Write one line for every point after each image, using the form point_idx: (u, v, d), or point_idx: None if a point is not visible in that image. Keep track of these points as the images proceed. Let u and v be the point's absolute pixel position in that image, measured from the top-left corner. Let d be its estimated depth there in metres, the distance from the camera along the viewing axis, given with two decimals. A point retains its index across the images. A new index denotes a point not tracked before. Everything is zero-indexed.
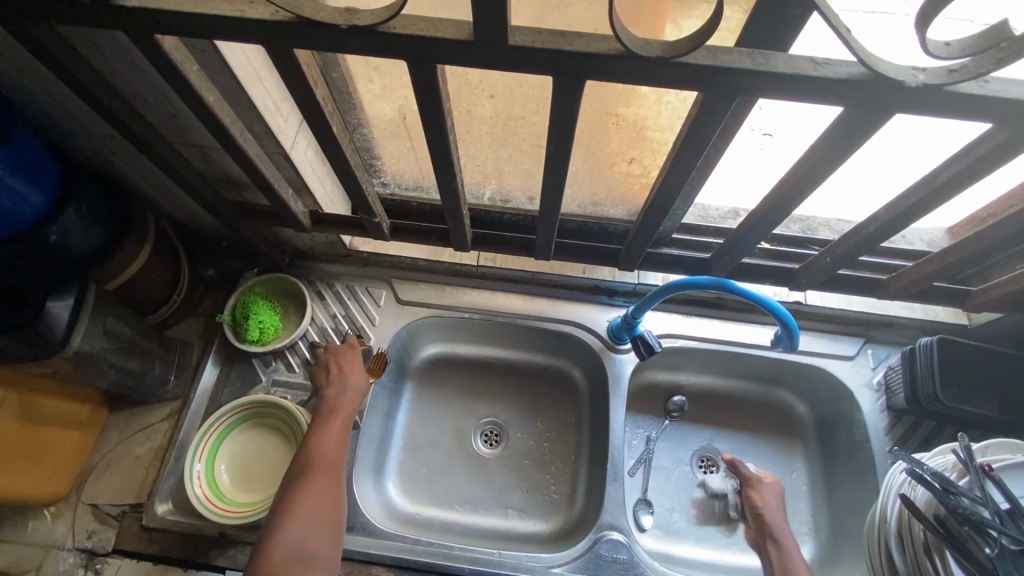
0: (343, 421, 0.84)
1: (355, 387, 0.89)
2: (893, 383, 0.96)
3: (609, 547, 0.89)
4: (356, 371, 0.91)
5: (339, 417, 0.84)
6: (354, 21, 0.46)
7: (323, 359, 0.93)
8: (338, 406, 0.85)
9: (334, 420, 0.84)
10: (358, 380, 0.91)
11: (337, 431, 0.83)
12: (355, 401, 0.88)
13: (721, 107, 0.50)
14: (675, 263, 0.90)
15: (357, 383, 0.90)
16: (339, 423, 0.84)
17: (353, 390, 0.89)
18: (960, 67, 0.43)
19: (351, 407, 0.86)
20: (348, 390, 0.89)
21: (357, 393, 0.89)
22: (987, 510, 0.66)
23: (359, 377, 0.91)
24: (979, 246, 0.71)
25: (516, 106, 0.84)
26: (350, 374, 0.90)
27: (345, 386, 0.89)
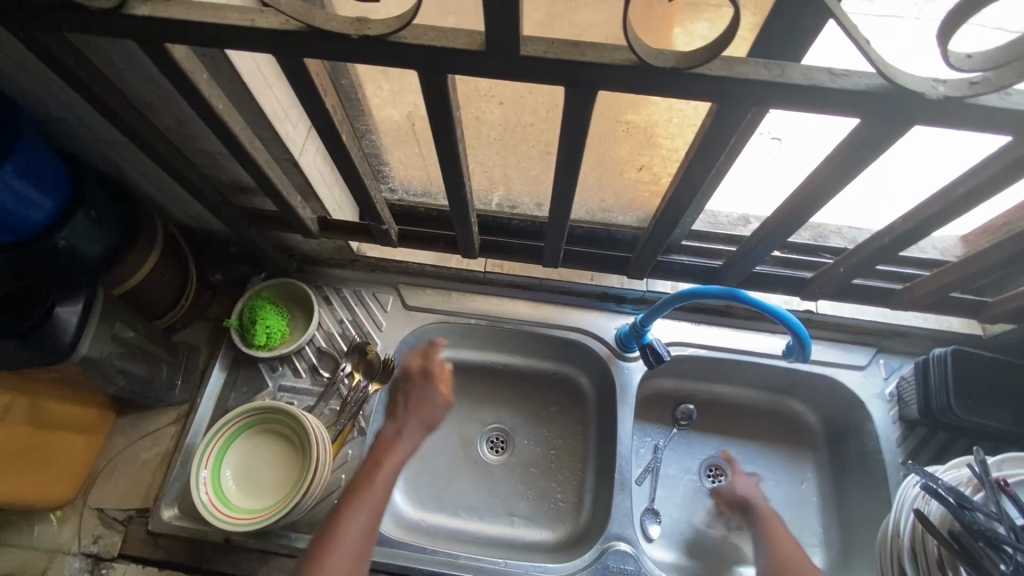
0: (390, 470, 0.79)
1: (418, 425, 0.84)
2: (905, 394, 0.95)
3: (617, 557, 0.88)
4: (428, 403, 0.86)
5: (390, 465, 0.79)
6: (365, 31, 0.46)
7: (404, 378, 0.89)
8: (390, 451, 0.80)
9: (382, 468, 0.79)
10: (427, 419, 0.85)
11: (383, 481, 0.77)
12: (411, 444, 0.82)
13: (736, 118, 0.49)
14: (684, 271, 0.90)
15: (422, 421, 0.85)
16: (383, 471, 0.78)
17: (417, 431, 0.84)
18: (982, 80, 0.42)
19: (402, 454, 0.81)
20: (411, 431, 0.83)
21: (415, 428, 0.84)
22: (1002, 526, 0.65)
23: (429, 412, 0.86)
24: (996, 258, 0.70)
25: (525, 113, 0.79)
26: (416, 409, 0.85)
27: (407, 425, 0.84)
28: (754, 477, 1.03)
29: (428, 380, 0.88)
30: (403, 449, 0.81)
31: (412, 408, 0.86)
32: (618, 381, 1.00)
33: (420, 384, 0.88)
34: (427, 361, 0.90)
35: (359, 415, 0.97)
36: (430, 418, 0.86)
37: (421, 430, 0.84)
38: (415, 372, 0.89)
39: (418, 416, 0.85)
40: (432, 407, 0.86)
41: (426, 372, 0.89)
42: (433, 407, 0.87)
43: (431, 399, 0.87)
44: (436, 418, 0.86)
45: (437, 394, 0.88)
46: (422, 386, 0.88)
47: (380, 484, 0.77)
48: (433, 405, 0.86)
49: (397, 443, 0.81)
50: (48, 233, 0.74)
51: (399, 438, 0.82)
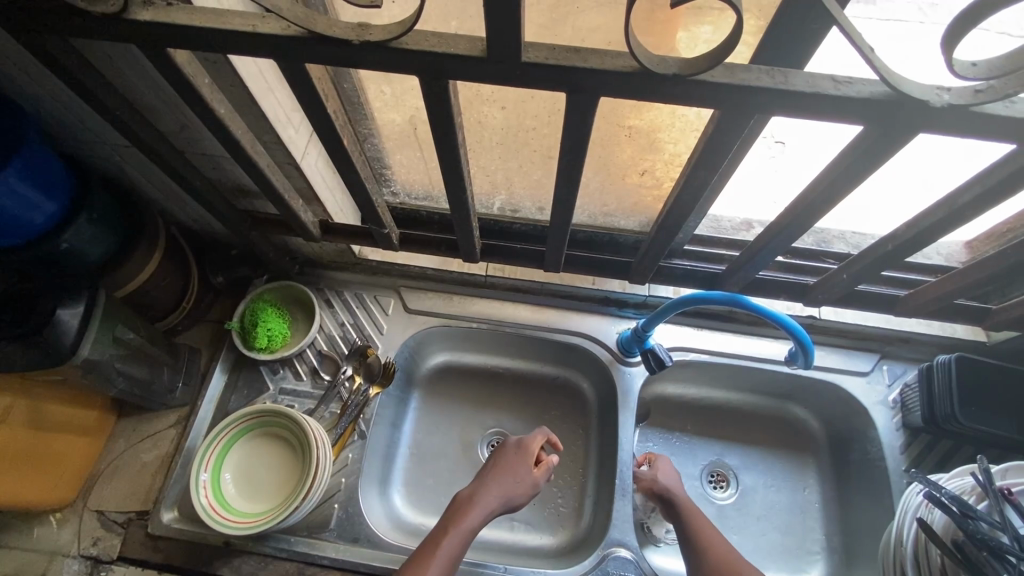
0: (463, 535, 0.77)
1: (502, 492, 0.83)
2: (909, 401, 0.94)
3: (617, 564, 0.87)
4: (519, 475, 0.85)
5: (464, 530, 0.77)
6: (366, 37, 0.46)
7: (506, 447, 0.90)
8: (467, 513, 0.79)
9: (454, 529, 0.77)
10: (512, 489, 0.84)
11: (454, 545, 0.76)
12: (488, 512, 0.81)
13: (738, 124, 0.49)
14: (688, 276, 0.89)
15: (507, 492, 0.83)
16: (454, 533, 0.77)
17: (502, 503, 0.82)
18: (987, 87, 0.42)
19: (477, 520, 0.79)
20: (492, 497, 0.82)
21: (500, 499, 0.82)
22: (1006, 535, 0.65)
23: (517, 485, 0.85)
24: (1001, 265, 0.69)
25: (528, 117, 0.79)
26: (504, 478, 0.85)
27: (490, 490, 0.83)
28: (756, 484, 1.02)
29: (529, 455, 0.88)
30: (480, 514, 0.80)
31: (504, 473, 0.85)
32: (620, 386, 1.00)
33: (520, 456, 0.88)
34: (531, 440, 0.90)
35: (360, 418, 0.97)
36: (515, 492, 0.84)
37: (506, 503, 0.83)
38: (520, 445, 0.89)
39: (505, 486, 0.84)
40: (520, 482, 0.85)
41: (528, 449, 0.89)
42: (522, 483, 0.85)
43: (524, 475, 0.86)
44: (521, 496, 0.85)
45: (533, 475, 0.86)
46: (516, 458, 0.87)
47: (448, 547, 0.75)
48: (524, 481, 0.85)
49: (474, 506, 0.80)
50: (50, 235, 0.74)
51: (477, 501, 0.81)
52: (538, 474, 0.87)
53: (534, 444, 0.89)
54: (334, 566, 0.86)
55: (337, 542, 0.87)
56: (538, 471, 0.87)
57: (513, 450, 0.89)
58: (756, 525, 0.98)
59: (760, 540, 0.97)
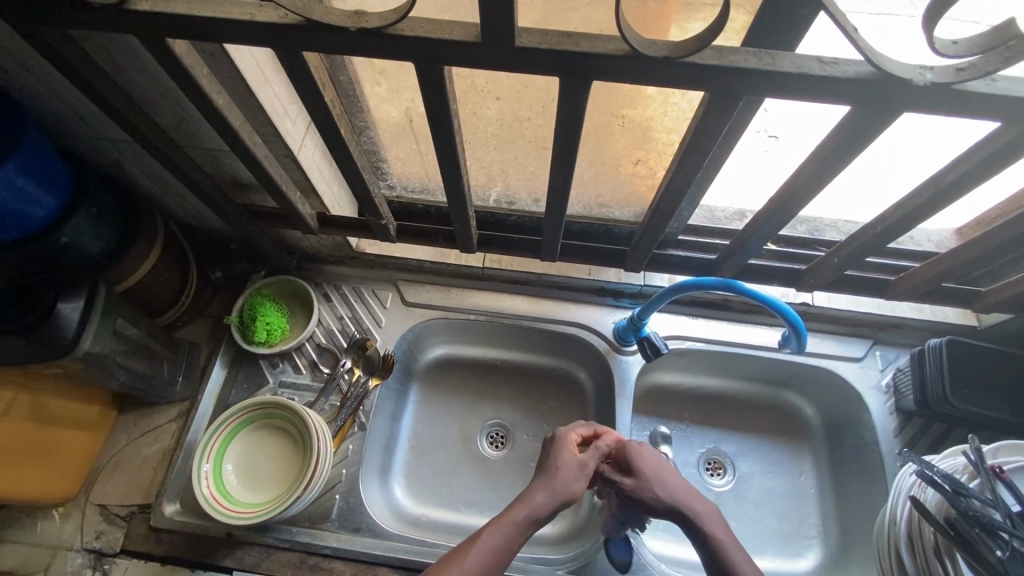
0: (512, 528, 0.67)
1: (550, 484, 0.72)
2: (902, 385, 0.96)
3: (616, 549, 0.88)
4: (565, 465, 0.75)
5: (513, 522, 0.68)
6: (363, 24, 0.47)
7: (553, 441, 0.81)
8: (512, 507, 0.70)
9: (494, 521, 0.68)
10: (562, 483, 0.73)
11: (499, 539, 0.66)
12: (539, 509, 0.70)
13: (728, 107, 0.50)
14: (682, 265, 0.91)
15: (557, 485, 0.72)
16: (493, 527, 0.67)
17: (559, 494, 0.71)
18: (968, 66, 0.43)
19: (525, 515, 0.69)
20: (539, 490, 0.72)
21: (550, 490, 0.72)
22: (998, 512, 0.66)
23: (563, 475, 0.73)
24: (989, 246, 0.71)
25: (522, 108, 0.80)
26: (551, 474, 0.74)
27: (536, 486, 0.72)
28: (753, 470, 1.03)
29: (570, 442, 0.78)
30: (527, 508, 0.69)
31: (550, 469, 0.75)
32: (617, 377, 1.01)
33: (563, 450, 0.77)
34: (567, 431, 0.80)
35: (360, 410, 0.97)
36: (564, 484, 0.73)
37: (562, 496, 0.72)
38: (559, 436, 0.79)
39: (551, 478, 0.73)
40: (568, 472, 0.74)
41: (570, 439, 0.79)
42: (569, 472, 0.74)
43: (573, 463, 0.75)
44: (573, 487, 0.73)
45: (582, 463, 0.75)
46: (560, 453, 0.77)
47: (491, 541, 0.66)
48: (572, 468, 0.74)
49: (521, 503, 0.70)
50: (51, 230, 0.75)
51: (524, 497, 0.71)
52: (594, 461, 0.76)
53: (571, 432, 0.80)
54: (336, 555, 0.87)
55: (338, 532, 0.88)
56: (587, 457, 0.76)
57: (552, 445, 0.79)
58: (753, 511, 0.99)
59: (757, 525, 0.98)
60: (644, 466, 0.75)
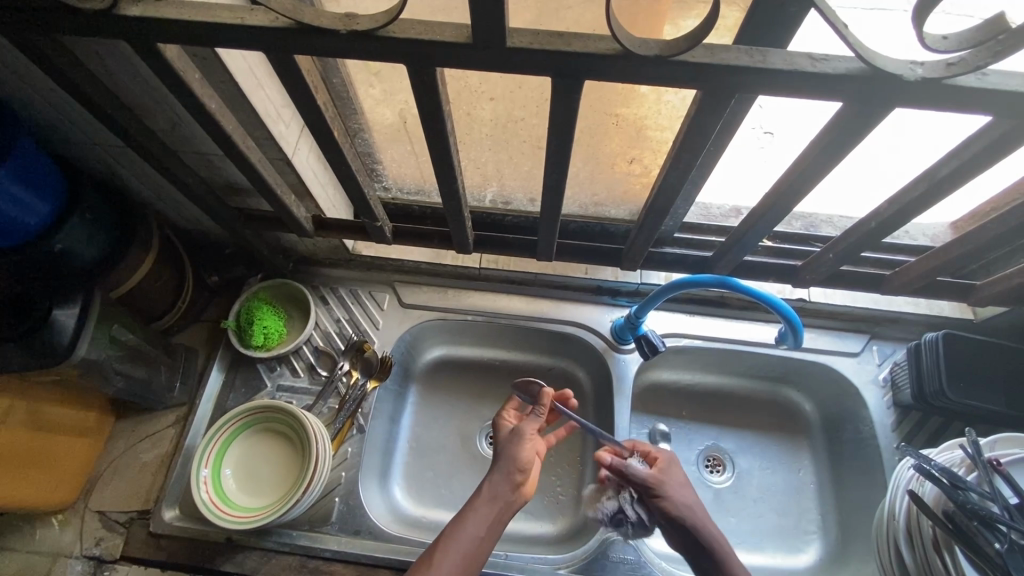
0: (477, 514, 0.73)
1: (500, 465, 0.79)
2: (899, 379, 0.96)
3: (616, 548, 0.88)
4: (506, 443, 0.82)
5: (476, 510, 0.74)
6: (354, 26, 0.47)
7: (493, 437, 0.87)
8: (471, 498, 0.76)
9: (464, 511, 0.74)
10: (507, 456, 0.79)
11: (468, 528, 0.72)
12: (492, 490, 0.76)
13: (721, 105, 0.50)
14: (679, 262, 0.89)
15: (504, 464, 0.79)
16: (464, 517, 0.73)
17: (514, 469, 0.78)
18: (959, 61, 0.43)
19: (484, 500, 0.75)
20: (492, 474, 0.78)
21: (501, 470, 0.78)
22: (997, 505, 0.66)
23: (506, 453, 0.80)
24: (983, 240, 0.71)
25: (518, 108, 0.83)
26: (499, 457, 0.80)
27: (490, 473, 0.79)
28: (752, 467, 1.03)
29: (507, 424, 0.85)
30: (483, 493, 0.76)
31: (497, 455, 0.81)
32: (619, 376, 1.01)
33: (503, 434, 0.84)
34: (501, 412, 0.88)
35: (358, 413, 0.97)
36: (509, 456, 0.80)
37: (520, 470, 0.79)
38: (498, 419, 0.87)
39: (498, 459, 0.80)
40: (510, 449, 0.81)
41: (504, 421, 0.86)
42: (513, 446, 0.81)
43: (508, 437, 0.82)
44: (522, 455, 0.80)
45: (518, 434, 0.82)
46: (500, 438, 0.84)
47: (462, 535, 0.71)
48: (510, 442, 0.82)
49: (480, 491, 0.76)
50: (45, 236, 0.74)
51: (481, 485, 0.77)
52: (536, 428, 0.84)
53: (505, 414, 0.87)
54: (336, 559, 0.87)
55: (338, 535, 0.88)
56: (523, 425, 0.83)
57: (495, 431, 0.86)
58: (753, 507, 0.99)
59: (756, 521, 0.98)
60: (669, 474, 0.81)
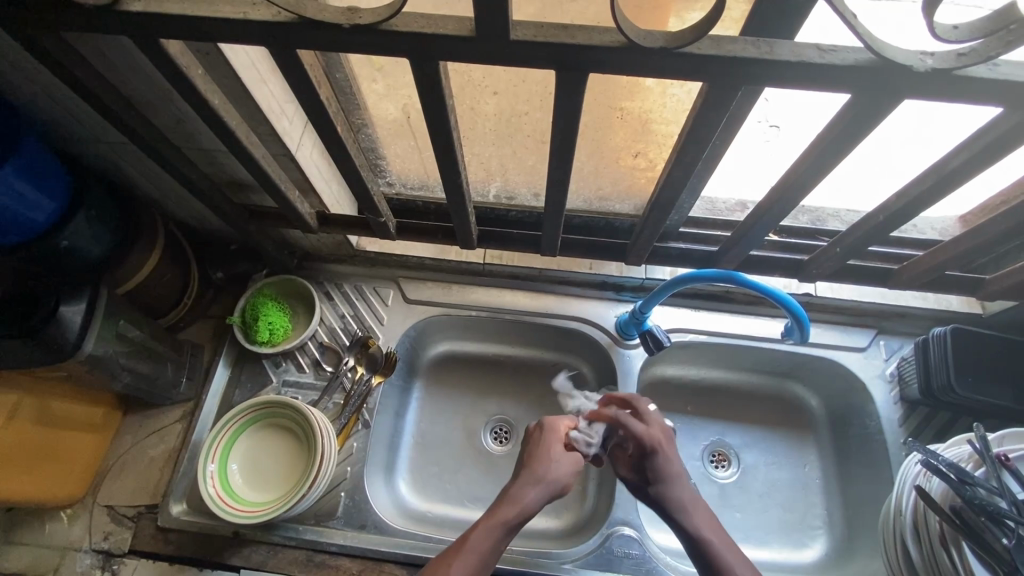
0: (503, 525, 0.71)
1: (543, 481, 0.76)
2: (906, 374, 0.95)
3: (621, 542, 0.88)
4: (551, 458, 0.79)
5: (507, 521, 0.71)
6: (356, 20, 0.46)
7: (534, 437, 0.84)
8: (503, 506, 0.73)
9: (489, 520, 0.71)
10: (554, 477, 0.77)
11: (491, 540, 0.69)
12: (531, 506, 0.73)
13: (726, 96, 0.50)
14: (684, 257, 0.90)
15: (548, 481, 0.76)
16: (487, 526, 0.70)
17: (554, 487, 0.76)
18: (969, 51, 0.42)
19: (519, 514, 0.72)
20: (529, 487, 0.75)
21: (544, 483, 0.75)
22: (1004, 500, 0.66)
23: (551, 468, 0.77)
24: (993, 233, 0.70)
25: (520, 102, 0.80)
26: (543, 470, 0.77)
27: (528, 483, 0.75)
28: (757, 462, 1.03)
29: (556, 440, 0.81)
30: (522, 506, 0.73)
31: (540, 465, 0.78)
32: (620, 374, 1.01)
33: (550, 450, 0.80)
34: (556, 428, 0.83)
35: (364, 408, 0.97)
36: (556, 477, 0.77)
37: (557, 490, 0.76)
38: (546, 431, 0.82)
39: (543, 471, 0.77)
40: (557, 465, 0.78)
41: (554, 435, 0.82)
42: (560, 465, 0.78)
43: (558, 454, 0.79)
44: (564, 478, 0.77)
45: (568, 458, 0.79)
46: (547, 451, 0.80)
47: (480, 547, 0.68)
48: (560, 461, 0.79)
49: (513, 501, 0.73)
50: (51, 233, 0.75)
51: (515, 494, 0.74)
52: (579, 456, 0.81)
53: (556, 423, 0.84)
54: (343, 553, 0.87)
55: (344, 529, 0.89)
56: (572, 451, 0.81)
57: (542, 439, 0.82)
58: (758, 502, 0.99)
59: (762, 516, 0.98)
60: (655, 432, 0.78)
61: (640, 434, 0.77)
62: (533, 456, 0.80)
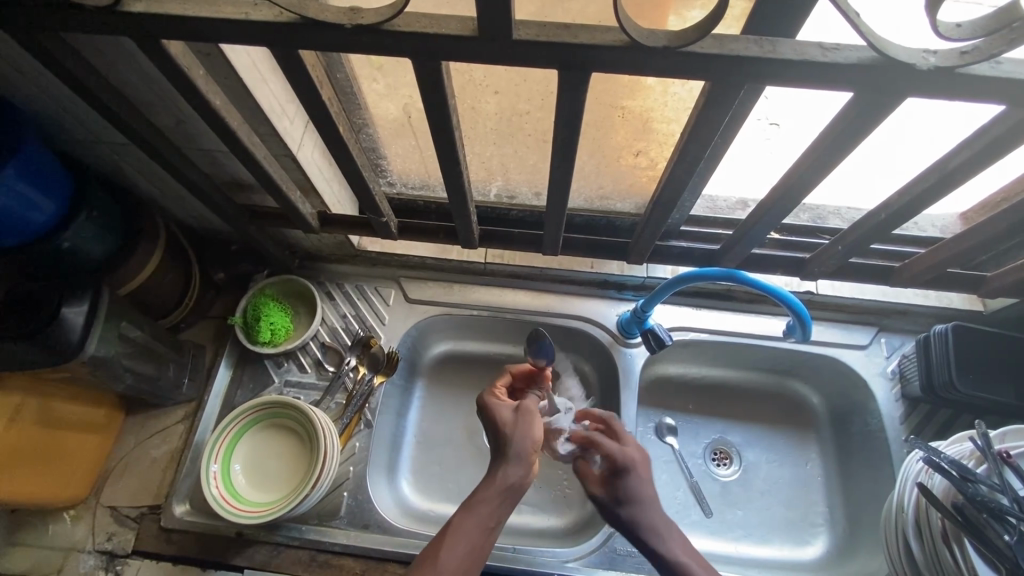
0: (486, 505, 0.72)
1: (511, 454, 0.76)
2: (907, 371, 0.96)
3: (623, 540, 0.88)
4: (512, 427, 0.78)
5: (491, 495, 0.73)
6: (358, 20, 0.46)
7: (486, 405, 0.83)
8: (481, 486, 0.74)
9: (470, 502, 0.72)
10: (523, 440, 0.77)
11: (477, 521, 0.71)
12: (508, 480, 0.74)
13: (729, 94, 0.50)
14: (685, 255, 0.90)
15: (515, 448, 0.76)
16: (466, 510, 0.72)
17: (525, 450, 0.76)
18: (972, 49, 0.42)
19: (497, 490, 0.73)
20: (501, 462, 0.75)
21: (514, 454, 0.76)
22: (1005, 496, 0.66)
23: (515, 437, 0.77)
24: (995, 231, 0.70)
25: (521, 101, 0.79)
26: (507, 443, 0.76)
27: (501, 459, 0.76)
28: (759, 459, 1.03)
29: (506, 407, 0.80)
30: (498, 481, 0.74)
31: (504, 437, 0.77)
32: (534, 347, 0.88)
33: (503, 417, 0.79)
34: (501, 403, 0.81)
35: (366, 408, 0.98)
36: (521, 443, 0.76)
37: (530, 450, 0.76)
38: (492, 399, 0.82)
39: (507, 444, 0.76)
40: (519, 431, 0.77)
41: (497, 401, 0.82)
42: (520, 430, 0.77)
43: (515, 420, 0.78)
44: (530, 440, 0.77)
45: (527, 412, 0.79)
46: (497, 419, 0.79)
47: (472, 526, 0.70)
48: (519, 425, 0.78)
49: (490, 479, 0.74)
50: (53, 234, 0.75)
51: (492, 473, 0.75)
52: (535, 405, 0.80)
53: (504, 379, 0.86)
54: (345, 552, 0.87)
55: (347, 529, 0.89)
56: (524, 404, 0.80)
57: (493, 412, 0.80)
58: (760, 500, 0.99)
59: (764, 513, 0.98)
60: (636, 468, 0.76)
61: (613, 453, 0.77)
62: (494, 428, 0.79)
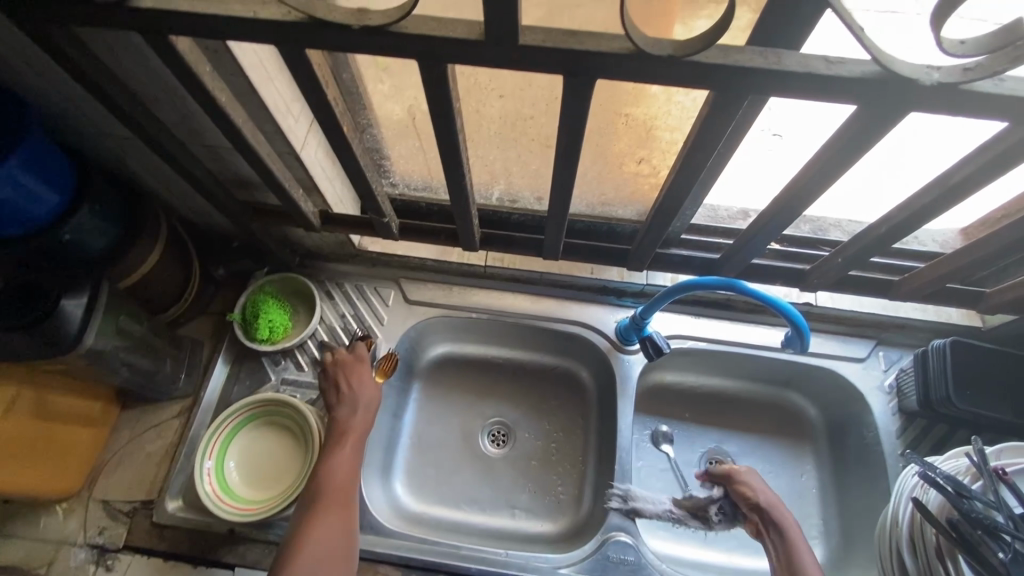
0: (344, 456, 0.81)
1: (360, 408, 0.86)
2: (904, 386, 0.95)
3: (618, 548, 0.88)
4: (361, 385, 0.88)
5: (339, 464, 0.80)
6: (366, 22, 0.46)
7: (331, 373, 0.90)
8: (333, 443, 0.82)
9: (333, 456, 0.80)
10: (369, 401, 0.88)
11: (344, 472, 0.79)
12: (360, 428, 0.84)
13: (734, 105, 0.50)
14: (685, 263, 0.90)
15: (363, 402, 0.87)
16: (332, 465, 0.79)
17: (360, 411, 0.85)
18: (975, 66, 0.43)
19: (354, 440, 0.83)
20: (353, 417, 0.85)
21: (366, 412, 0.87)
22: (1001, 515, 0.66)
23: (364, 393, 0.88)
24: (996, 246, 0.70)
25: (526, 106, 0.81)
26: (356, 399, 0.87)
27: (349, 412, 0.85)
28: (754, 470, 1.03)
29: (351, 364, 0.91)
30: (350, 432, 0.83)
31: (350, 397, 0.87)
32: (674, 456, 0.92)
33: (342, 382, 0.88)
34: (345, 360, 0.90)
35: None
36: (368, 398, 0.88)
37: (368, 412, 0.87)
38: (334, 368, 0.89)
39: (356, 397, 0.87)
40: (370, 387, 0.89)
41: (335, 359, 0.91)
42: (368, 389, 0.88)
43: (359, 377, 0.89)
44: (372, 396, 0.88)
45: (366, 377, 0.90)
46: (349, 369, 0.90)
47: (336, 476, 0.78)
48: (368, 384, 0.89)
49: (342, 433, 0.83)
50: (53, 226, 0.75)
51: (341, 427, 0.84)
52: (372, 375, 0.93)
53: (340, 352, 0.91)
54: None
55: None
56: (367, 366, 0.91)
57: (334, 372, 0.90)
58: None
59: None
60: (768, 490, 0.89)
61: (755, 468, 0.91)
62: (332, 406, 0.87)
